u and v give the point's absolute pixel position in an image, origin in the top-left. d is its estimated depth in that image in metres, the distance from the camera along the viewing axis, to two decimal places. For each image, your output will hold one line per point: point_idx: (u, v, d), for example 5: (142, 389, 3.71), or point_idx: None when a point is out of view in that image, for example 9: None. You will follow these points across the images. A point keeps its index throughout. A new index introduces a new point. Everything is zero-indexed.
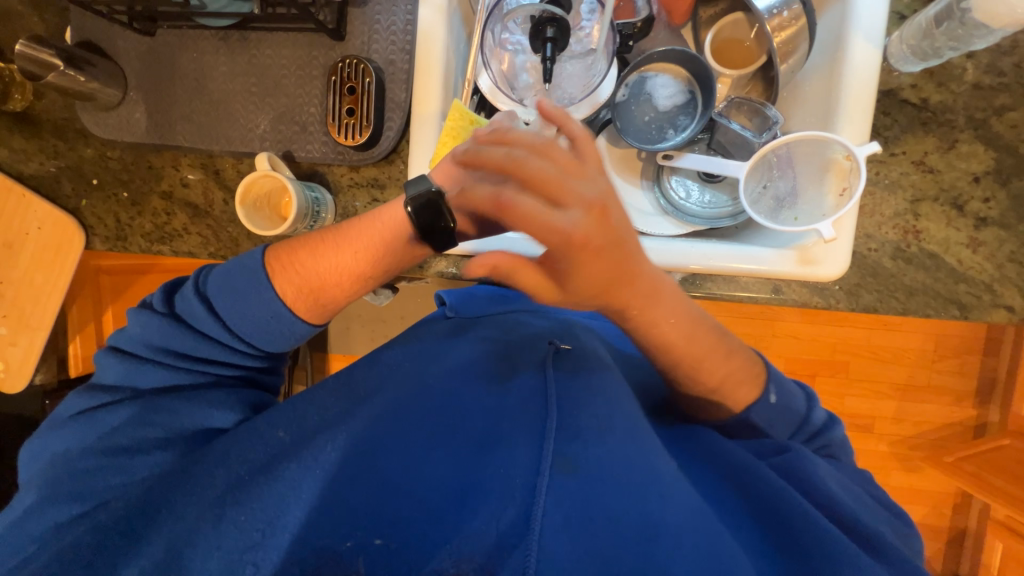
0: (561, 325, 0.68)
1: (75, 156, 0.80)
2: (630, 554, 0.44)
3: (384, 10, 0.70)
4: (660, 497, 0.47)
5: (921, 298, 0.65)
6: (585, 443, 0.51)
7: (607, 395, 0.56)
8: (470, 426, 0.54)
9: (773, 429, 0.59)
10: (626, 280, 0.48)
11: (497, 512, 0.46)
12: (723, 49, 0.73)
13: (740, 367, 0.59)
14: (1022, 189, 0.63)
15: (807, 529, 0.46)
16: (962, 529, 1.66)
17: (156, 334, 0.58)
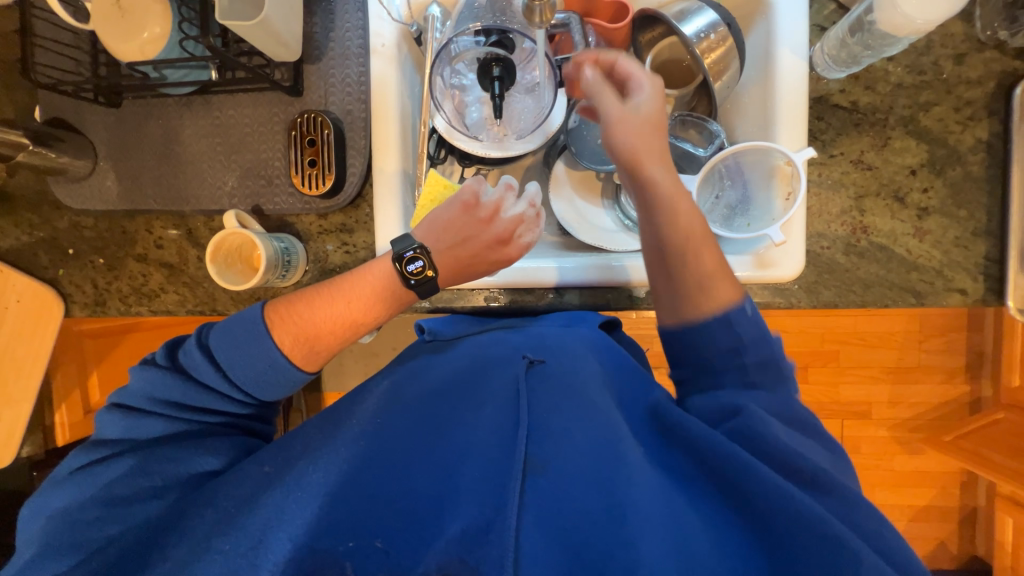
0: (537, 334, 0.66)
1: (50, 228, 0.82)
2: (600, 542, 0.48)
3: (338, 64, 0.73)
4: (626, 491, 0.50)
5: (877, 290, 0.68)
6: (553, 443, 0.55)
7: (577, 397, 0.58)
8: (447, 439, 0.57)
9: (741, 329, 0.56)
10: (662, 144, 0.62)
11: (470, 516, 0.50)
12: (662, 73, 0.77)
13: (716, 263, 0.59)
14: (957, 177, 0.67)
15: (781, 517, 0.45)
16: (973, 507, 1.66)
17: (158, 387, 0.58)
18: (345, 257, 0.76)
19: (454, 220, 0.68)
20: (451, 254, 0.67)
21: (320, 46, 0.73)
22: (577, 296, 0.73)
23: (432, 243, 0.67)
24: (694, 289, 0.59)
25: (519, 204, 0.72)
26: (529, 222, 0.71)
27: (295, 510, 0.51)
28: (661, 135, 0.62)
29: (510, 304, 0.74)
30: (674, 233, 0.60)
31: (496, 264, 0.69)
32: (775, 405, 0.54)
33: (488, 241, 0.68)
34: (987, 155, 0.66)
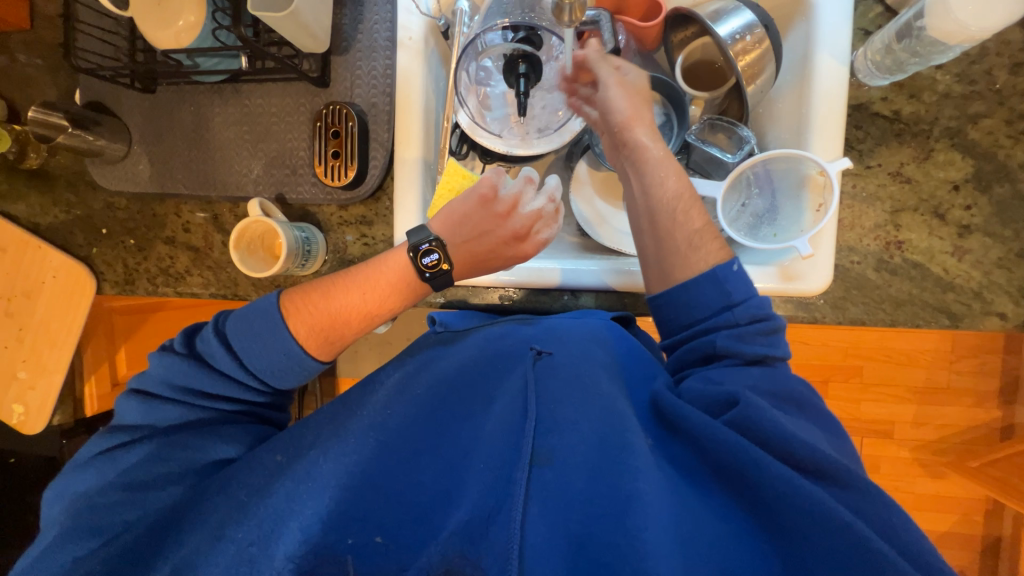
0: (546, 325, 0.64)
1: (86, 208, 0.85)
2: (604, 542, 0.47)
3: (364, 56, 0.74)
4: (634, 484, 0.48)
5: (909, 309, 0.65)
6: (559, 435, 0.54)
7: (586, 390, 0.57)
8: (453, 429, 0.58)
9: (732, 287, 0.55)
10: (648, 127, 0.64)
11: (476, 503, 0.51)
12: (694, 74, 0.75)
13: (704, 224, 0.59)
14: (1004, 194, 0.63)
15: (797, 514, 0.44)
16: (998, 536, 1.59)
17: (177, 374, 0.59)
18: (363, 250, 0.77)
19: (471, 214, 0.68)
20: (467, 248, 0.67)
21: (348, 37, 0.74)
22: (593, 298, 0.72)
23: (450, 236, 0.66)
24: (681, 245, 0.59)
25: (537, 201, 0.72)
26: (546, 219, 0.71)
27: (305, 497, 0.52)
28: (645, 102, 0.66)
29: (524, 304, 0.74)
30: (660, 191, 0.61)
31: (513, 259, 0.69)
32: (762, 379, 0.53)
33: (505, 237, 0.67)
34: None
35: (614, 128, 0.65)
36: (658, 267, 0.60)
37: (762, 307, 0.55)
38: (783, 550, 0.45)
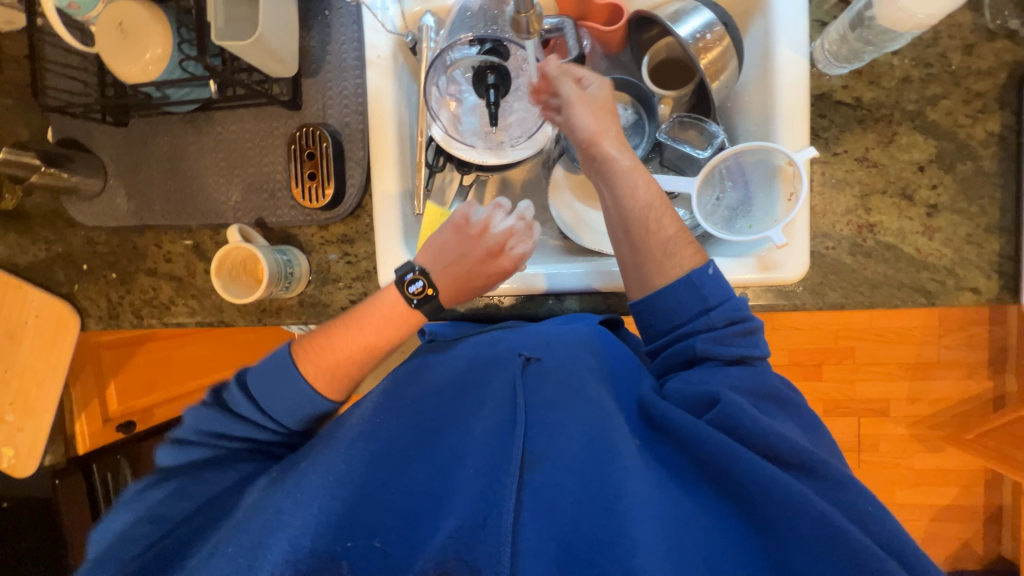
0: (534, 331, 0.65)
1: (65, 245, 0.84)
2: (594, 541, 0.47)
3: (335, 77, 0.74)
4: (620, 485, 0.49)
5: (885, 290, 0.66)
6: (548, 437, 0.55)
7: (574, 394, 0.58)
8: (442, 438, 0.58)
9: (708, 292, 0.57)
10: (615, 139, 0.63)
11: (466, 512, 0.51)
12: (662, 73, 0.75)
13: (676, 231, 0.59)
14: (968, 172, 0.64)
15: (779, 500, 0.45)
16: (998, 505, 1.61)
17: (202, 420, 0.59)
18: (347, 268, 0.77)
19: (448, 241, 0.68)
20: (445, 273, 0.66)
21: (317, 59, 0.74)
22: (577, 301, 0.73)
23: (430, 262, 0.67)
24: (656, 254, 0.59)
25: (507, 219, 0.71)
26: (520, 234, 0.70)
27: (292, 509, 0.50)
28: (611, 113, 0.64)
29: (509, 312, 0.74)
30: (631, 202, 0.60)
31: (492, 278, 0.68)
32: (741, 378, 0.54)
33: (482, 259, 0.67)
34: (999, 148, 0.64)
35: (581, 145, 0.64)
36: (640, 277, 0.60)
37: (738, 310, 0.57)
38: (769, 537, 0.45)
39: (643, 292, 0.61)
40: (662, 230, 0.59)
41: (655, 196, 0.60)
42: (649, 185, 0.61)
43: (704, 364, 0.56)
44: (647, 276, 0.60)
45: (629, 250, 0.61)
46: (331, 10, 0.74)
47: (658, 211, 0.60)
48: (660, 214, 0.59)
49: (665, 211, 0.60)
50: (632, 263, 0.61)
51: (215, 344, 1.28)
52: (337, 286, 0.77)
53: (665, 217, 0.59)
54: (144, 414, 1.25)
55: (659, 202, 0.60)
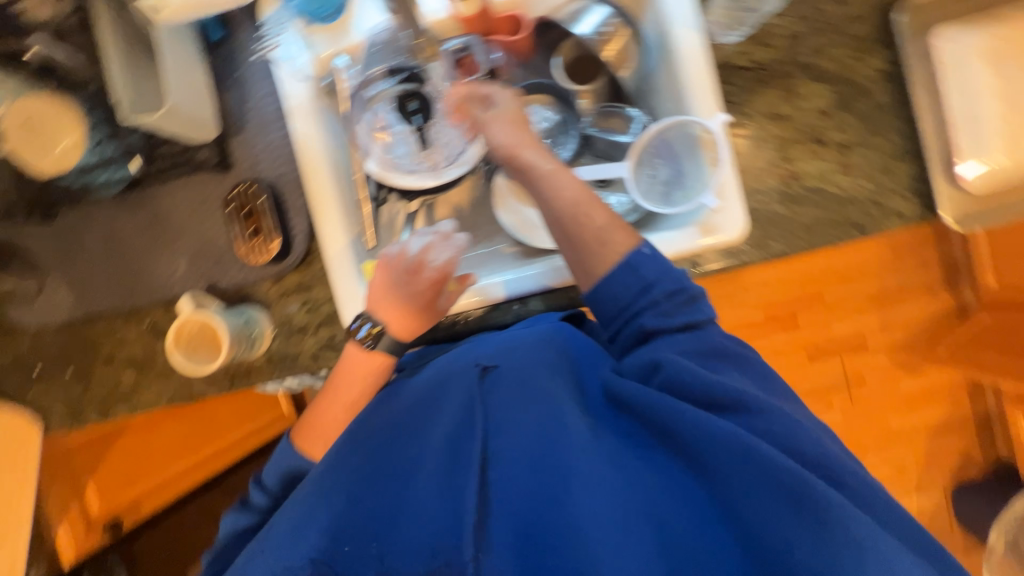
0: (491, 342, 0.67)
1: (11, 353, 0.81)
2: (554, 528, 0.47)
3: (260, 131, 0.75)
4: (580, 466, 0.50)
5: (821, 230, 0.70)
6: (505, 434, 0.54)
7: (533, 388, 0.57)
8: (399, 455, 0.57)
9: (645, 270, 0.59)
10: (532, 146, 0.65)
11: (425, 526, 0.50)
12: (575, 70, 0.79)
13: (607, 219, 0.61)
14: (867, 109, 0.69)
15: (730, 456, 0.48)
16: (986, 411, 1.69)
17: (231, 520, 0.65)
18: (310, 314, 0.77)
19: (378, 280, 0.67)
20: (395, 312, 0.66)
21: (239, 118, 0.75)
22: (541, 301, 0.75)
23: (374, 304, 0.67)
24: (592, 244, 0.61)
25: (422, 237, 0.67)
26: (437, 245, 0.66)
27: (270, 553, 0.52)
28: (526, 125, 0.67)
29: (478, 325, 0.76)
30: (559, 201, 0.62)
31: (434, 299, 0.67)
32: (690, 343, 0.57)
33: (427, 291, 0.66)
34: (888, 83, 0.69)
35: (503, 159, 0.66)
36: (584, 270, 0.62)
37: (677, 281, 0.59)
38: (716, 493, 0.48)
39: (590, 283, 0.61)
40: (593, 220, 0.61)
41: (577, 194, 0.62)
42: (570, 182, 0.63)
43: (659, 336, 0.58)
44: (587, 268, 0.62)
45: (568, 245, 0.62)
46: (243, 68, 0.74)
47: (583, 205, 0.62)
48: (587, 206, 0.62)
49: (591, 203, 0.62)
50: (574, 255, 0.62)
51: (188, 428, 1.20)
52: (304, 335, 0.77)
53: (590, 210, 0.62)
54: (131, 509, 1.19)
55: (582, 198, 0.62)
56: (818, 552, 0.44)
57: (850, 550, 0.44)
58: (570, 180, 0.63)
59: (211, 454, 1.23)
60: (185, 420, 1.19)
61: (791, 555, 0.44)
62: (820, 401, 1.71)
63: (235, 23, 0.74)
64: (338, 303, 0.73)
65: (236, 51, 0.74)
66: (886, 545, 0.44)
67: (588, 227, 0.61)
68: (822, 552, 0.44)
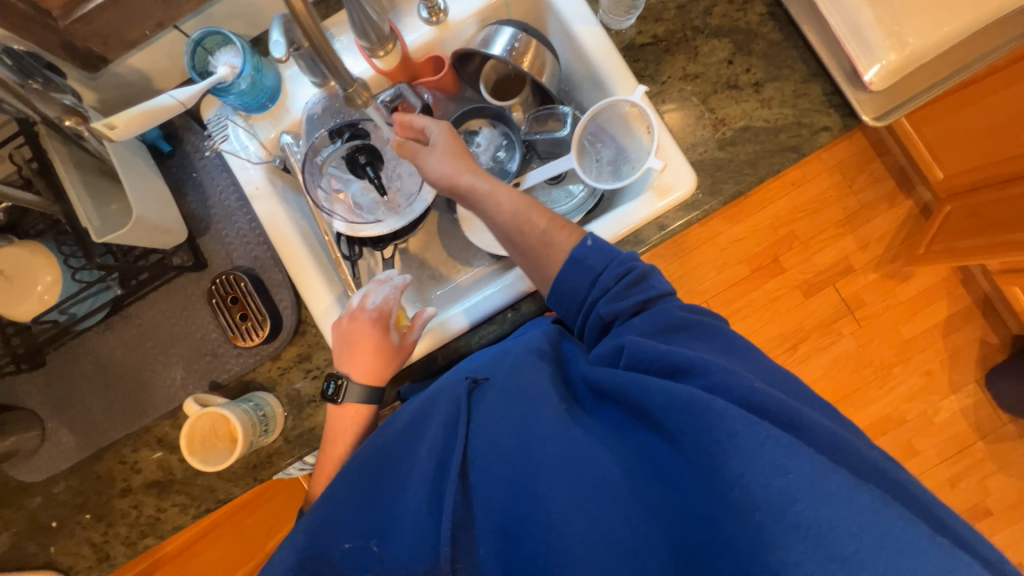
0: (477, 360, 0.69)
1: (26, 513, 0.78)
2: (522, 521, 0.49)
3: (226, 223, 0.78)
4: (549, 458, 0.51)
5: (763, 162, 0.75)
6: (483, 434, 0.56)
7: (515, 392, 0.58)
8: (387, 478, 0.58)
9: (591, 262, 0.61)
10: (470, 170, 0.69)
11: (410, 539, 0.51)
12: (501, 88, 0.85)
13: (548, 220, 0.65)
14: (764, 48, 0.76)
15: (714, 419, 0.46)
16: (984, 293, 1.73)
17: None
18: (316, 383, 0.77)
19: (339, 338, 0.71)
20: (361, 362, 0.70)
21: (204, 216, 0.78)
22: (532, 302, 0.78)
23: (341, 362, 0.71)
24: (540, 249, 0.65)
25: (359, 292, 0.73)
26: (372, 292, 0.72)
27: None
28: (462, 152, 0.70)
29: (478, 341, 0.78)
30: (500, 216, 0.67)
31: (381, 343, 0.70)
32: (657, 317, 0.57)
33: (377, 336, 0.70)
34: (775, 22, 0.76)
35: (446, 189, 0.71)
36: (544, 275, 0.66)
37: (623, 264, 0.61)
38: (699, 466, 0.46)
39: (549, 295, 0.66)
40: (539, 227, 0.65)
41: (518, 204, 0.67)
42: (510, 196, 0.67)
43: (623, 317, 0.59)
44: (540, 274, 0.67)
45: (524, 254, 0.67)
46: (197, 170, 0.78)
47: (525, 214, 0.66)
48: (533, 211, 0.65)
49: (532, 210, 0.66)
50: (531, 264, 0.67)
51: (228, 541, 1.18)
52: (315, 405, 0.77)
53: (532, 216, 0.66)
54: None
55: (522, 207, 0.66)
56: (794, 496, 0.41)
57: (802, 499, 0.41)
58: (513, 193, 0.67)
59: (254, 563, 1.19)
60: (223, 530, 1.18)
61: (758, 505, 0.42)
62: (829, 333, 1.74)
63: (180, 133, 0.78)
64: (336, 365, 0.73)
65: (187, 158, 0.78)
66: (863, 491, 0.42)
67: (545, 234, 0.65)
68: (788, 499, 0.41)
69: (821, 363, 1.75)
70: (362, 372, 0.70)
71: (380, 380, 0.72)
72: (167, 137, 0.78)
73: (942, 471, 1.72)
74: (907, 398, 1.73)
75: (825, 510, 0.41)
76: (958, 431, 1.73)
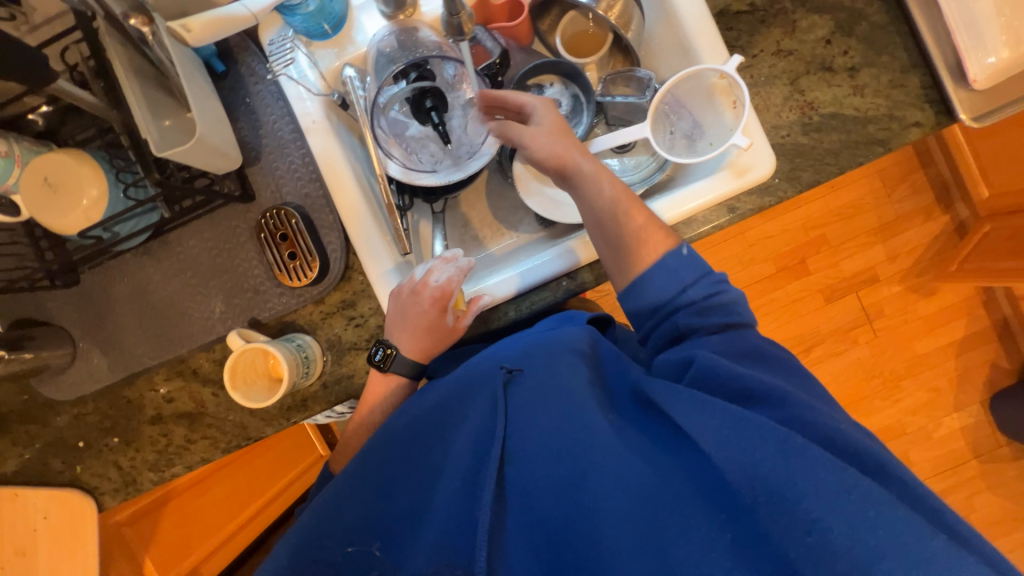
0: (515, 346, 0.67)
1: (52, 431, 0.77)
2: (565, 524, 0.50)
3: (278, 156, 0.74)
4: (591, 467, 0.51)
5: (847, 153, 0.71)
6: (523, 432, 0.56)
7: (554, 391, 0.57)
8: (423, 463, 0.59)
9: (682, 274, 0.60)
10: (577, 152, 0.66)
11: (445, 524, 0.53)
12: (575, 44, 0.80)
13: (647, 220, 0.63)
14: (866, 31, 0.71)
15: (769, 442, 0.45)
16: (1003, 318, 1.73)
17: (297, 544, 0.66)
18: (358, 331, 0.75)
19: (394, 310, 0.69)
20: (412, 335, 0.70)
21: (254, 146, 0.73)
22: (590, 272, 0.75)
23: (392, 330, 0.70)
24: (635, 245, 0.62)
25: (425, 265, 0.71)
26: (439, 269, 0.70)
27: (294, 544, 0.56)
28: (567, 133, 0.68)
29: (530, 308, 0.75)
30: (601, 202, 0.64)
31: (438, 323, 0.70)
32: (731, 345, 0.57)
33: (435, 314, 0.69)
34: (882, 4, 0.71)
35: (549, 168, 0.67)
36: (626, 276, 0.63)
37: (714, 282, 0.60)
38: (760, 492, 0.44)
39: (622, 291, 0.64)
40: (636, 221, 0.63)
41: (618, 193, 0.64)
42: (613, 184, 0.64)
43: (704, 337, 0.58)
44: (621, 275, 0.63)
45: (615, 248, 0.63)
46: (251, 96, 0.73)
47: (625, 206, 0.63)
48: (632, 204, 0.63)
49: (634, 204, 0.63)
50: (619, 263, 0.63)
51: (238, 480, 1.18)
52: (356, 352, 0.75)
53: (631, 210, 0.63)
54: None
55: (623, 197, 0.64)
56: (855, 526, 0.42)
57: (853, 538, 0.42)
58: (616, 182, 0.65)
59: (263, 503, 1.21)
60: (238, 469, 1.17)
61: (814, 530, 0.42)
62: (845, 341, 1.73)
63: (235, 53, 0.73)
64: (388, 332, 0.71)
65: (240, 81, 0.73)
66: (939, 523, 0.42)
67: (640, 230, 0.62)
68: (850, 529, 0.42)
69: (833, 369, 1.75)
70: (410, 344, 0.71)
71: (420, 356, 0.72)
72: (221, 55, 0.73)
73: (933, 484, 1.76)
74: (911, 412, 1.75)
75: (877, 550, 0.41)
76: (954, 448, 1.75)
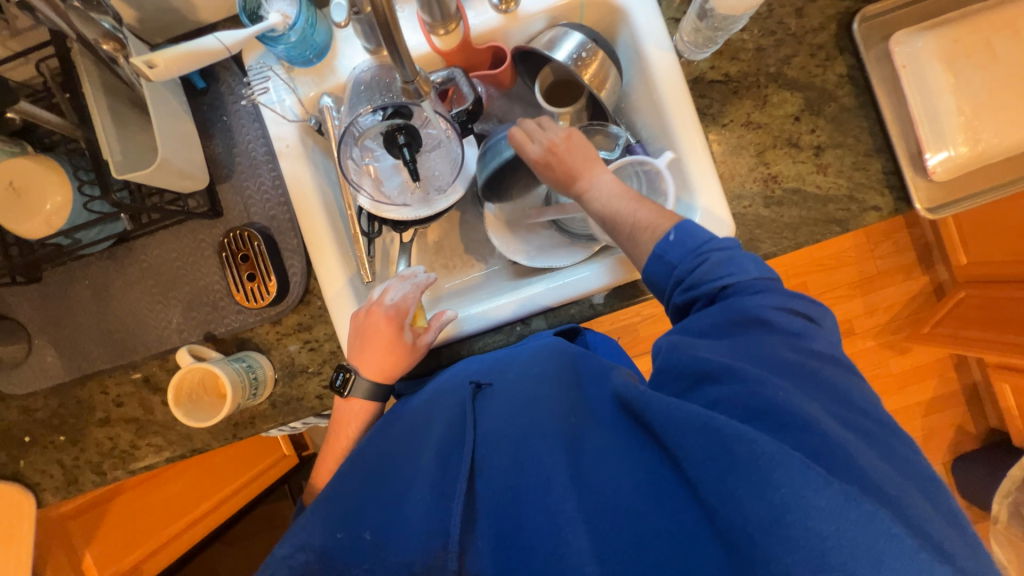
0: (490, 360, 0.67)
1: (1, 423, 0.78)
2: (543, 537, 0.46)
3: (249, 175, 0.75)
4: (550, 469, 0.49)
5: (805, 229, 0.72)
6: (490, 440, 0.54)
7: (523, 404, 0.56)
8: (400, 468, 0.57)
9: (672, 259, 0.54)
10: (582, 158, 0.66)
11: (417, 543, 0.49)
12: (553, 93, 0.81)
13: (650, 213, 0.59)
14: (834, 112, 0.73)
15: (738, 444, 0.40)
16: (973, 383, 1.75)
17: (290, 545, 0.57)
18: (311, 355, 0.76)
19: (355, 329, 0.70)
20: (370, 355, 0.69)
21: (227, 164, 0.75)
22: (544, 320, 0.76)
23: (353, 347, 0.70)
24: (631, 238, 0.60)
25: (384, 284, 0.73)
26: (396, 284, 0.71)
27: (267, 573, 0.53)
28: (569, 146, 0.67)
29: (481, 349, 0.76)
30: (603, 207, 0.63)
31: (398, 338, 0.69)
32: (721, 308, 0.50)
33: (391, 328, 0.68)
34: (853, 86, 0.73)
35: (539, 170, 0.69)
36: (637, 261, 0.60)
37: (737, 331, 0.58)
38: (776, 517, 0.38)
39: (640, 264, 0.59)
40: (639, 222, 0.59)
41: (624, 200, 0.62)
42: (623, 201, 0.62)
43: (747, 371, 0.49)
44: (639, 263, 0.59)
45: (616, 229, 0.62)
46: (229, 115, 0.75)
47: (642, 218, 0.59)
48: (646, 218, 0.59)
49: (640, 214, 0.59)
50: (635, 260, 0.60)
51: (193, 477, 1.18)
52: (307, 376, 0.76)
53: (636, 213, 0.59)
54: None
55: (631, 206, 0.61)
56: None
57: None
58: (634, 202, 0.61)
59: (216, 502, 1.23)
60: (192, 467, 1.17)
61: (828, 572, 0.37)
62: None
63: (217, 72, 0.75)
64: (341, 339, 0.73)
65: (220, 99, 0.75)
66: None
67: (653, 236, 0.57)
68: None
69: None
70: (367, 362, 0.69)
71: (375, 372, 0.69)
72: (203, 72, 0.74)
73: None
74: None
75: None
76: None
